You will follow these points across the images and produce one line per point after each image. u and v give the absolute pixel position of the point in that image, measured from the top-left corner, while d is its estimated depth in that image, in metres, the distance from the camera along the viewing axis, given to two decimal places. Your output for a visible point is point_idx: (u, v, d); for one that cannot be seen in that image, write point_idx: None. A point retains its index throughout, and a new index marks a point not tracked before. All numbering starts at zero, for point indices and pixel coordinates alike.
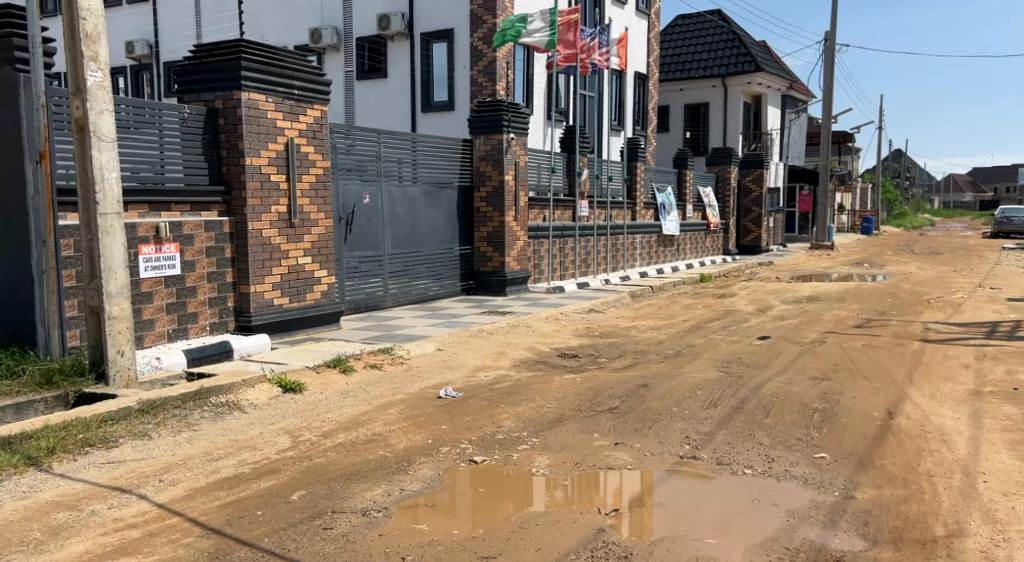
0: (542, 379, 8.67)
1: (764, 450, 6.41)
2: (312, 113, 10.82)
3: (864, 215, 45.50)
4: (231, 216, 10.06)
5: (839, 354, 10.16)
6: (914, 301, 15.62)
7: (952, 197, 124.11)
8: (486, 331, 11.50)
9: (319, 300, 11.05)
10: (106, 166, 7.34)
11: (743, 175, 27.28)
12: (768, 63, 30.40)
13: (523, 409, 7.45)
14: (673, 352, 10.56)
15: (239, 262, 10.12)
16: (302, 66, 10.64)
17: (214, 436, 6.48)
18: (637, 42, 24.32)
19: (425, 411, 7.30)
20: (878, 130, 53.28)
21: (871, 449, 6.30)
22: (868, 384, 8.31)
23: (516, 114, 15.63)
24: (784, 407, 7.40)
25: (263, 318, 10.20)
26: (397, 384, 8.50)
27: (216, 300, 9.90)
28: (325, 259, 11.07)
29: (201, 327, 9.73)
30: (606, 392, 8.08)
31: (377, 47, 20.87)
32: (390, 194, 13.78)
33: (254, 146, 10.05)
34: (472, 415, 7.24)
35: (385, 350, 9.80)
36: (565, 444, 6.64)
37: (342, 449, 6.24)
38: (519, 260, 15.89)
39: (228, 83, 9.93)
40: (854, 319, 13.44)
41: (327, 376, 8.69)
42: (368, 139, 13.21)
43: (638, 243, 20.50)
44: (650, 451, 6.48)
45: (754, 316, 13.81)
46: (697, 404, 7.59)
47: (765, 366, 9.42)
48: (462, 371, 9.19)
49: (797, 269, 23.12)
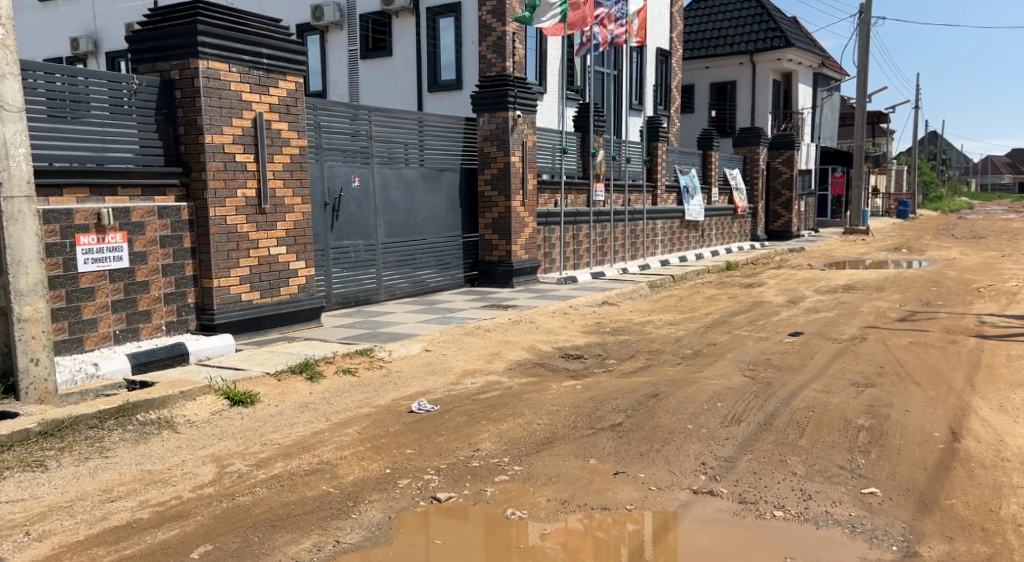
0: (538, 388, 7.46)
1: (798, 482, 5.20)
2: (285, 85, 9.66)
3: (900, 199, 43.65)
4: (191, 202, 8.93)
5: (884, 354, 8.89)
6: (963, 289, 14.25)
7: (990, 178, 120.87)
8: (483, 328, 10.31)
9: (296, 294, 9.90)
10: (11, 141, 6.19)
11: (772, 157, 25.91)
12: (799, 37, 28.87)
13: (507, 427, 6.24)
14: (692, 352, 9.33)
15: (200, 253, 8.98)
16: (271, 31, 9.50)
17: (126, 463, 5.31)
18: (658, 16, 22.96)
19: (391, 430, 6.11)
20: (914, 110, 51.09)
21: (936, 484, 5.08)
22: (922, 392, 7.05)
23: (523, 90, 14.37)
24: (822, 424, 6.14)
25: (228, 315, 9.08)
26: (369, 393, 7.32)
27: (174, 296, 8.78)
28: (303, 249, 9.92)
29: (155, 327, 8.60)
30: (609, 404, 6.86)
31: (382, 23, 19.72)
32: (384, 177, 12.62)
33: (216, 122, 8.90)
34: (447, 435, 6.03)
35: (364, 353, 8.62)
36: (552, 473, 5.43)
37: (277, 484, 5.07)
38: (528, 248, 14.64)
39: (184, 50, 8.79)
40: (898, 311, 12.14)
41: (289, 384, 7.55)
42: (357, 116, 12.03)
43: (659, 229, 19.19)
44: (656, 483, 5.26)
45: (784, 309, 12.50)
46: (716, 420, 6.34)
47: (798, 370, 8.16)
48: (447, 377, 8.00)
49: (831, 254, 21.75)
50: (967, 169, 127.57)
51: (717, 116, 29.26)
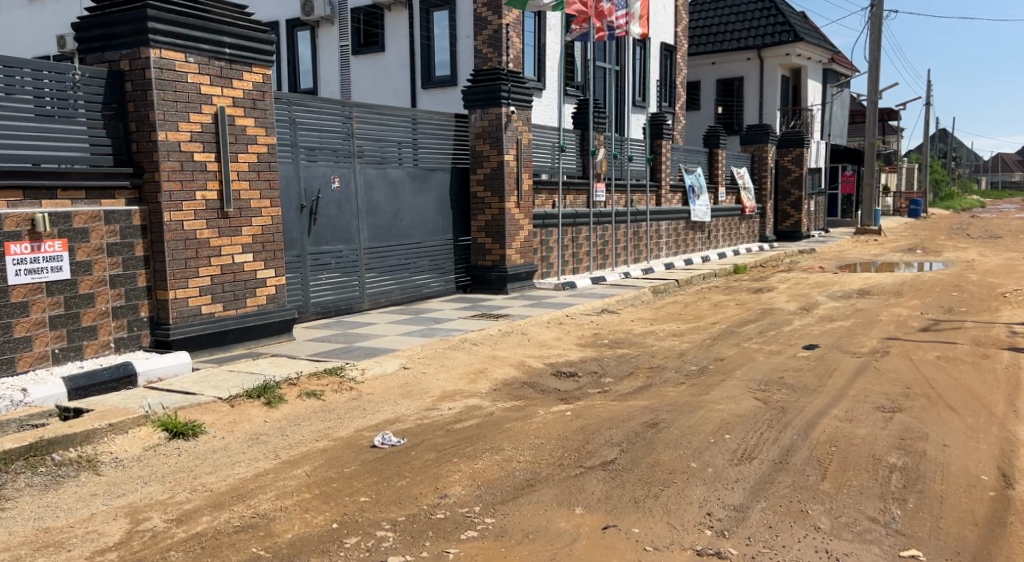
0: (524, 415, 6.60)
1: (823, 539, 4.39)
2: (251, 78, 8.82)
3: (912, 198, 42.76)
4: (143, 205, 8.12)
5: (911, 371, 8.04)
6: (987, 294, 13.43)
7: (1000, 176, 119.71)
8: (470, 341, 9.47)
9: (264, 305, 9.05)
10: None
11: (781, 155, 24.92)
12: (808, 32, 27.97)
13: (481, 467, 5.38)
14: (697, 368, 8.48)
15: (155, 262, 8.16)
16: (234, 18, 8.67)
17: (21, 519, 4.52)
18: (662, 10, 22.08)
19: (346, 470, 5.26)
20: (925, 107, 50.09)
21: (991, 550, 4.28)
22: (960, 422, 6.20)
23: (517, 84, 13.49)
24: (847, 462, 5.29)
25: (184, 332, 8.24)
26: (331, 423, 6.45)
27: (124, 310, 7.96)
28: (272, 256, 9.08)
29: (102, 344, 7.78)
30: (602, 435, 5.99)
31: (373, 17, 18.96)
32: (367, 177, 11.77)
33: (170, 118, 8.06)
34: (410, 478, 5.17)
35: (332, 373, 7.74)
36: (529, 528, 4.58)
37: (196, 546, 4.26)
38: (523, 252, 13.77)
39: (134, 39, 7.96)
40: (919, 319, 11.29)
41: (242, 411, 6.70)
42: (336, 112, 11.18)
43: (663, 231, 18.33)
44: (651, 542, 4.43)
45: (797, 317, 11.62)
46: (725, 457, 5.48)
47: (815, 391, 7.30)
48: (422, 401, 7.13)
49: (842, 256, 20.89)
50: (976, 167, 126.38)
51: (724, 112, 28.32)
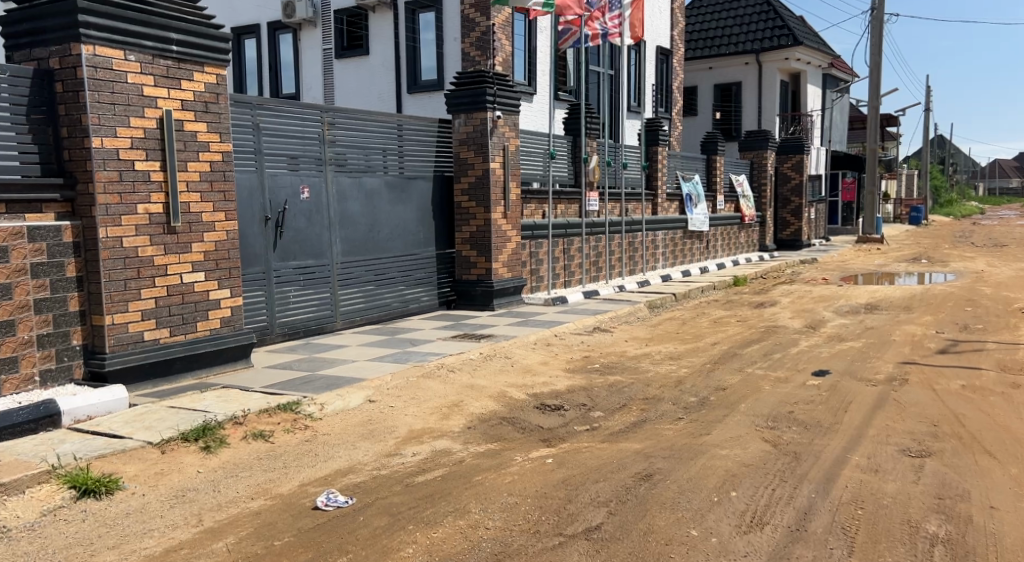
0: (498, 463, 5.71)
1: None
2: (203, 78, 7.95)
3: (914, 205, 41.99)
4: (76, 220, 7.27)
5: (936, 404, 7.18)
6: (1004, 310, 12.58)
7: (998, 182, 119.20)
8: (446, 368, 8.58)
9: (217, 330, 8.15)
10: None
11: (781, 162, 24.13)
12: (807, 36, 27.21)
13: (441, 537, 4.50)
14: (697, 399, 7.60)
15: (89, 284, 7.30)
16: (182, 11, 7.80)
17: None
18: (658, 12, 21.25)
19: (276, 544, 4.42)
20: (925, 113, 49.41)
21: None
22: (1004, 473, 5.36)
23: (504, 87, 12.62)
24: (880, 532, 4.45)
25: (122, 361, 7.36)
26: (275, 474, 5.56)
27: (51, 338, 7.13)
28: (226, 275, 8.19)
29: (25, 377, 6.98)
30: (586, 492, 5.10)
31: (357, 19, 18.12)
32: (341, 186, 10.87)
33: (106, 123, 7.18)
34: (353, 555, 4.31)
35: (286, 409, 6.84)
36: None
37: None
38: (511, 265, 12.89)
39: (64, 33, 7.10)
40: (936, 338, 10.43)
41: (174, 458, 5.81)
42: (304, 117, 10.26)
43: (660, 241, 17.45)
44: None
45: (804, 337, 10.74)
46: (733, 523, 4.62)
47: (832, 430, 6.42)
48: (384, 445, 6.24)
49: (846, 266, 20.02)
50: (974, 173, 125.85)
51: (722, 117, 27.45)
